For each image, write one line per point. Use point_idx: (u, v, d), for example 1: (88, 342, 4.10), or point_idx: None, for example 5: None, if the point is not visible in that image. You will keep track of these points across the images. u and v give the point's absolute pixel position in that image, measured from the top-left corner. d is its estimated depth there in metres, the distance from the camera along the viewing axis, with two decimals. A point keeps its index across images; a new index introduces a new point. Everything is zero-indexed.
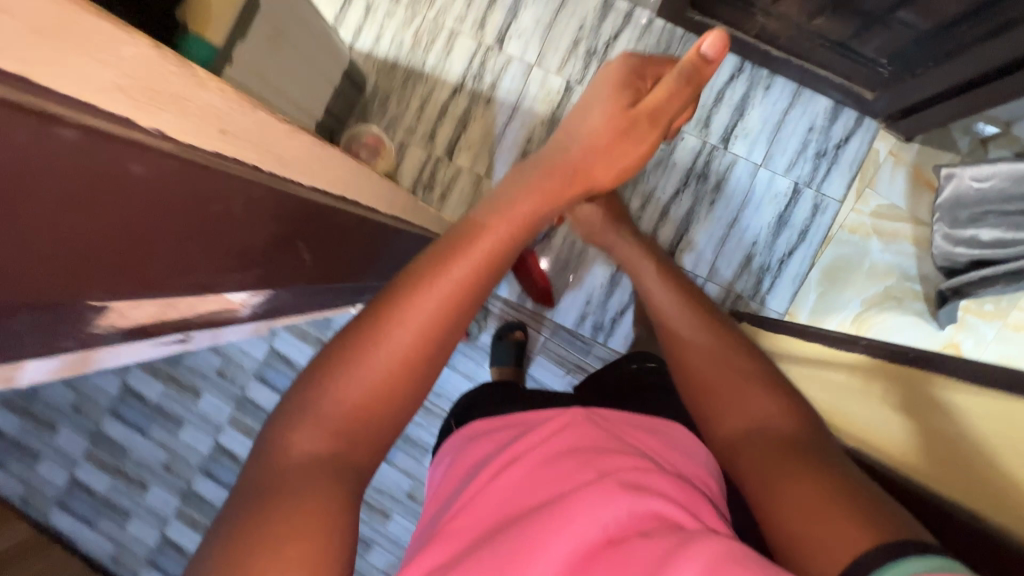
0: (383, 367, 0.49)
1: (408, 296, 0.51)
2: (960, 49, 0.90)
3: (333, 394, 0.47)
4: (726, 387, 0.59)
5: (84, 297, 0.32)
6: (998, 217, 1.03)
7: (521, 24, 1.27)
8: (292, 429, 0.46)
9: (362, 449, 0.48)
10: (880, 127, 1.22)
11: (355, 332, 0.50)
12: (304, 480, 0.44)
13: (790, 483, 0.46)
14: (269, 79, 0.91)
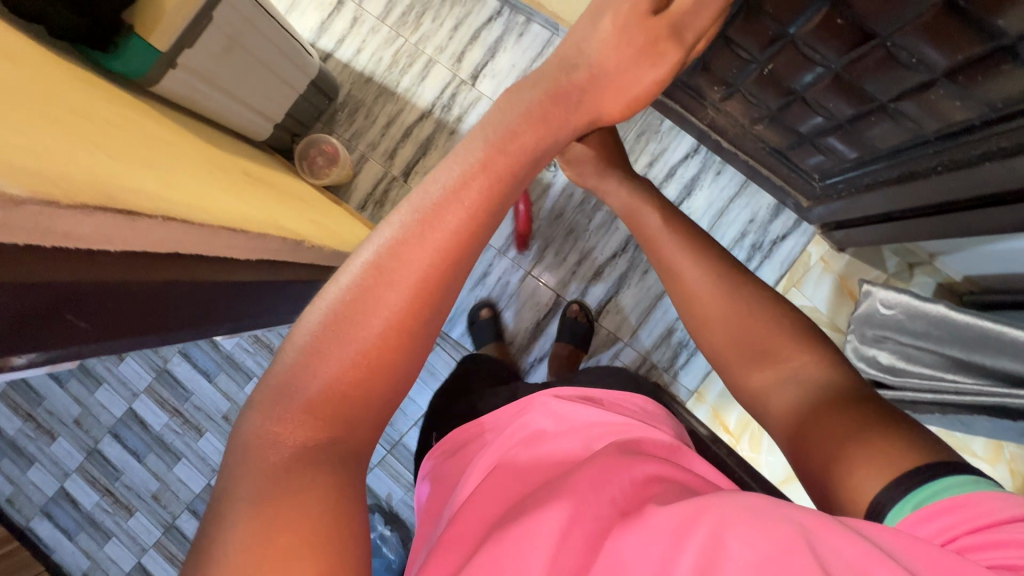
0: (372, 339, 0.43)
1: (393, 265, 0.45)
2: (874, 183, 0.93)
3: (320, 372, 0.42)
4: (757, 345, 0.62)
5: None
6: (895, 345, 1.05)
7: (497, 65, 1.30)
8: (279, 416, 0.41)
9: (365, 427, 0.43)
10: (816, 232, 1.26)
11: (339, 301, 0.44)
12: (311, 463, 0.40)
13: (826, 436, 0.53)
14: (219, 82, 0.94)
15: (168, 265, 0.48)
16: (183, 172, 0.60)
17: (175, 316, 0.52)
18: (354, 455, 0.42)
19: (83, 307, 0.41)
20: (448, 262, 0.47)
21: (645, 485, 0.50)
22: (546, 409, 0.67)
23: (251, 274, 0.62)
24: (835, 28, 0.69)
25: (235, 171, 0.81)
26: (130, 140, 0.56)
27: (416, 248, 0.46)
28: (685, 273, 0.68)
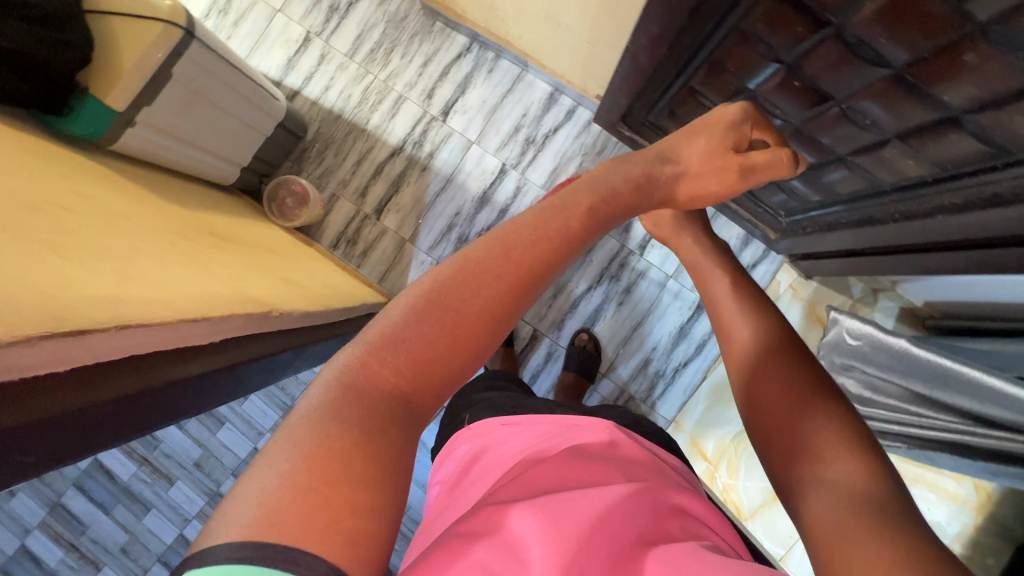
0: (468, 318, 0.42)
1: (501, 260, 0.45)
2: (835, 224, 0.97)
3: (416, 339, 0.40)
4: (792, 418, 0.49)
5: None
6: (861, 374, 1.08)
7: (468, 101, 1.30)
8: (369, 357, 0.39)
9: (429, 403, 0.41)
10: (783, 261, 1.31)
11: (445, 277, 0.43)
12: (376, 424, 0.37)
13: (858, 549, 0.37)
14: (183, 134, 0.93)
15: (124, 370, 0.47)
16: (143, 252, 0.58)
17: (140, 424, 0.49)
18: (414, 422, 0.39)
19: (39, 439, 0.40)
20: (541, 265, 0.46)
21: (668, 516, 0.51)
22: (598, 424, 0.64)
23: (226, 359, 0.61)
24: (792, 88, 0.71)
25: (199, 231, 0.79)
26: (86, 225, 0.55)
27: (530, 244, 0.46)
28: (738, 339, 0.59)
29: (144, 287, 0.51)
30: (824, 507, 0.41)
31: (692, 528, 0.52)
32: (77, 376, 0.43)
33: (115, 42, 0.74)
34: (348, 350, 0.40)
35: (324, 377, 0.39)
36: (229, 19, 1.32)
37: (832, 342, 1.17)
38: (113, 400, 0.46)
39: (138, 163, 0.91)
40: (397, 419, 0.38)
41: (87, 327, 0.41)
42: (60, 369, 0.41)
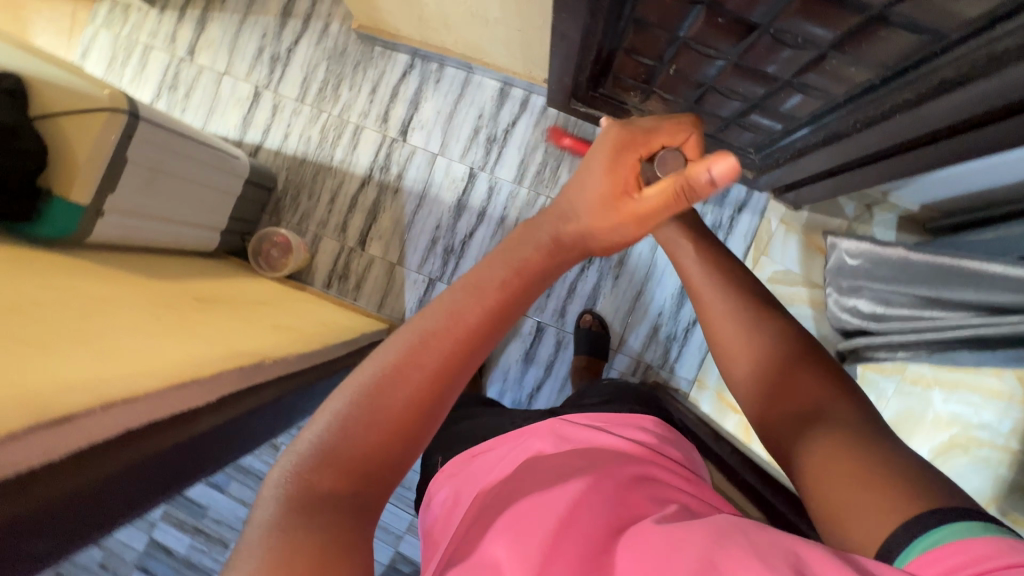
0: (402, 408, 0.41)
1: (421, 345, 0.43)
2: (805, 150, 0.95)
3: (356, 432, 0.40)
4: (755, 359, 0.49)
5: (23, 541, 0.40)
6: (870, 292, 1.06)
7: (423, 115, 1.31)
8: (310, 468, 0.39)
9: (380, 483, 0.40)
10: (769, 198, 1.29)
11: (375, 366, 0.43)
12: (323, 521, 0.36)
13: (845, 492, 0.38)
14: (153, 213, 0.96)
15: (131, 440, 0.50)
16: (124, 331, 0.60)
17: (150, 492, 0.52)
18: (364, 511, 0.39)
19: (45, 532, 0.42)
20: (469, 337, 0.45)
21: (630, 489, 0.47)
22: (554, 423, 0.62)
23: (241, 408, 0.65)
24: (719, 26, 0.71)
25: (184, 300, 0.81)
26: (65, 317, 0.57)
27: (450, 326, 0.44)
28: (715, 320, 0.54)
29: (122, 365, 0.53)
30: (803, 437, 0.43)
31: (663, 493, 0.48)
32: (85, 455, 0.46)
33: (68, 140, 0.78)
34: (285, 466, 0.39)
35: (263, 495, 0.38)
36: (179, 93, 1.35)
37: (835, 266, 1.16)
38: (122, 471, 0.48)
39: (116, 249, 0.94)
40: (344, 524, 0.37)
41: (52, 420, 0.43)
42: (59, 457, 0.44)
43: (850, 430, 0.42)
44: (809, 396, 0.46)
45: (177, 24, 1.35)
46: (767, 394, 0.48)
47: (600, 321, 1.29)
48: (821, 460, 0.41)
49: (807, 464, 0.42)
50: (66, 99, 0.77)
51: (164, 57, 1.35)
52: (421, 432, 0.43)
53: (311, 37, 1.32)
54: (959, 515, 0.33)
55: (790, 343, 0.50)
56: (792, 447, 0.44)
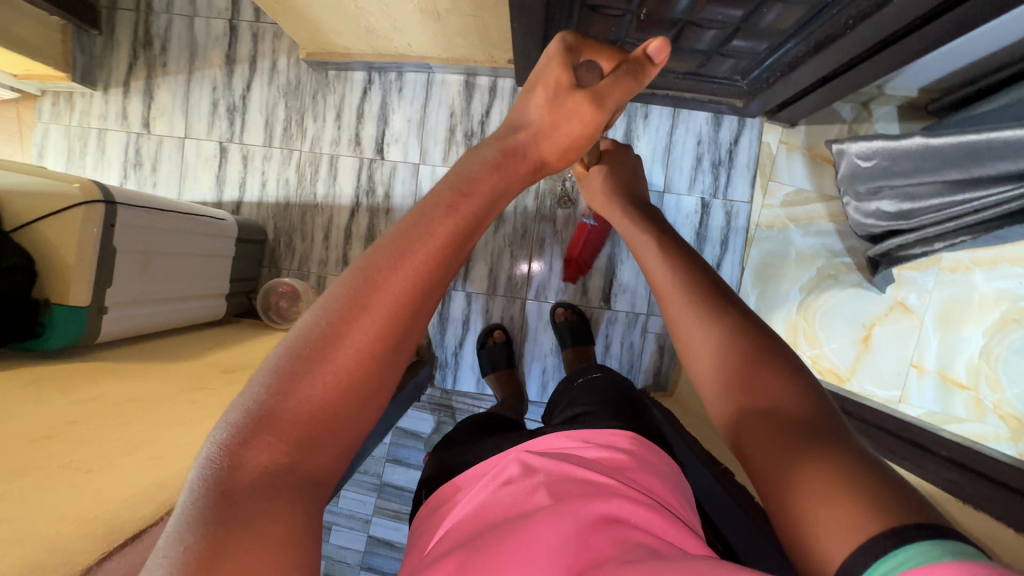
0: (343, 373, 0.37)
1: (363, 299, 0.38)
2: (797, 64, 0.91)
3: (292, 397, 0.35)
4: (737, 376, 0.44)
5: None
6: (892, 190, 1.02)
7: (395, 128, 1.27)
8: (241, 439, 0.34)
9: (325, 459, 0.36)
10: (763, 121, 1.24)
11: (316, 323, 0.38)
12: (261, 505, 0.32)
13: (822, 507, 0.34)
14: (155, 296, 0.92)
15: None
16: (167, 425, 0.58)
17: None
18: (311, 488, 0.35)
19: None
20: (418, 289, 0.39)
21: (595, 531, 0.43)
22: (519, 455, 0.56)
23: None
24: None
25: (211, 375, 0.78)
26: (103, 427, 0.54)
27: (388, 278, 0.39)
28: (690, 336, 0.48)
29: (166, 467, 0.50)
30: (795, 463, 0.37)
31: (631, 535, 0.43)
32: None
33: (53, 245, 0.75)
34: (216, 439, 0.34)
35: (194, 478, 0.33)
36: (146, 169, 1.32)
37: (847, 174, 1.09)
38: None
39: (126, 341, 0.91)
40: (293, 495, 0.34)
41: (106, 551, 0.40)
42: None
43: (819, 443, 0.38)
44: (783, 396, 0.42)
45: (124, 99, 1.30)
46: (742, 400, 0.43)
47: (573, 309, 1.26)
48: (801, 481, 0.36)
49: (796, 489, 0.36)
50: (40, 203, 0.74)
51: (121, 136, 1.31)
52: (359, 411, 0.38)
53: (261, 79, 1.28)
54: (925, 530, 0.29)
55: (757, 344, 0.45)
56: (778, 469, 0.38)
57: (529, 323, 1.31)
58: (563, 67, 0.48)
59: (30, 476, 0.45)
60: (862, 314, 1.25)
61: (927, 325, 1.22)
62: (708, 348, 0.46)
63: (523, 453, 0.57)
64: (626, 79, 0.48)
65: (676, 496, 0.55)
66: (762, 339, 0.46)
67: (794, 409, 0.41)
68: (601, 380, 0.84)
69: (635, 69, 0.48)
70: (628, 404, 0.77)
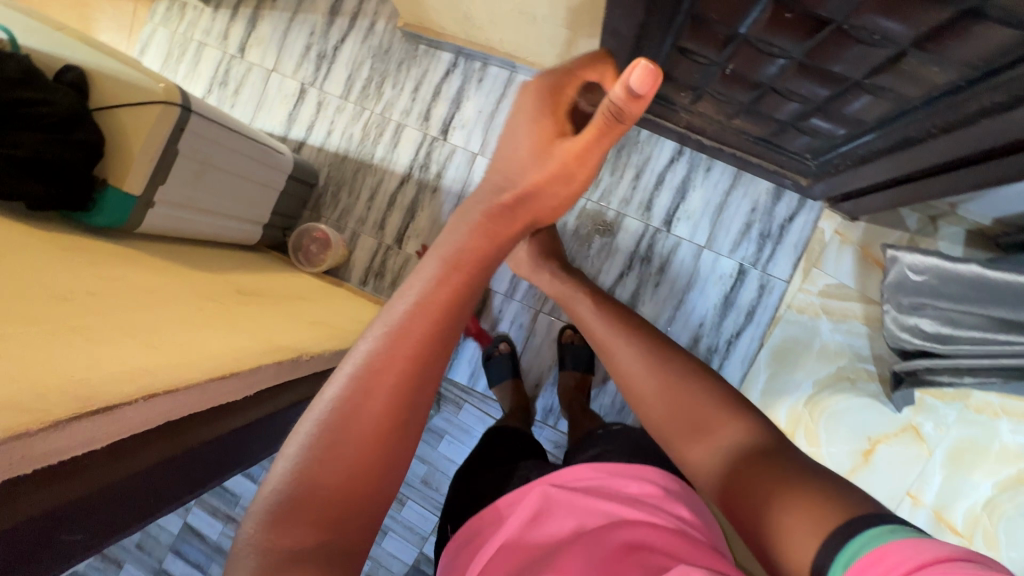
0: (366, 438, 0.41)
1: (388, 353, 0.42)
2: (871, 157, 0.90)
3: (316, 481, 0.40)
4: (668, 397, 0.52)
5: (59, 533, 0.44)
6: (936, 310, 0.98)
7: (464, 114, 1.30)
8: (274, 527, 0.39)
9: (355, 532, 0.41)
10: (823, 207, 1.22)
11: (347, 389, 0.41)
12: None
13: (784, 507, 0.40)
14: (199, 204, 0.97)
15: (154, 440, 0.52)
16: (170, 322, 0.61)
17: (184, 487, 0.57)
18: (341, 560, 0.40)
19: (88, 517, 0.46)
20: (438, 336, 0.44)
21: (619, 562, 0.48)
22: (537, 493, 0.62)
23: (252, 415, 0.66)
24: (785, 21, 0.67)
25: (225, 292, 0.82)
26: (114, 305, 0.58)
27: (409, 334, 0.43)
28: (624, 364, 0.57)
29: (156, 358, 0.53)
30: (734, 463, 0.46)
31: (654, 562, 0.48)
32: (109, 453, 0.48)
33: (124, 132, 0.80)
34: (250, 525, 0.40)
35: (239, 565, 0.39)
36: (229, 89, 1.39)
37: (895, 282, 1.05)
38: (143, 471, 0.50)
39: (159, 239, 0.96)
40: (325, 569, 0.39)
41: (77, 413, 0.43)
42: (83, 452, 0.46)
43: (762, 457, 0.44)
44: (716, 418, 0.49)
45: (229, 22, 1.38)
46: (682, 436, 0.51)
47: (581, 334, 1.27)
48: (742, 474, 0.44)
49: (742, 487, 0.44)
50: (123, 91, 0.79)
51: (216, 54, 1.39)
52: (388, 466, 0.43)
53: (356, 36, 1.33)
54: (880, 520, 0.36)
55: (681, 367, 0.54)
56: (726, 472, 0.46)
57: (538, 333, 1.31)
58: (558, 117, 0.51)
59: (35, 327, 0.48)
60: (870, 427, 1.19)
61: (935, 459, 1.16)
62: (635, 369, 0.56)
63: (547, 487, 0.62)
64: (600, 129, 0.47)
65: (704, 520, 0.61)
66: (685, 362, 0.55)
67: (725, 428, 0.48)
68: (620, 431, 0.82)
69: (619, 105, 0.46)
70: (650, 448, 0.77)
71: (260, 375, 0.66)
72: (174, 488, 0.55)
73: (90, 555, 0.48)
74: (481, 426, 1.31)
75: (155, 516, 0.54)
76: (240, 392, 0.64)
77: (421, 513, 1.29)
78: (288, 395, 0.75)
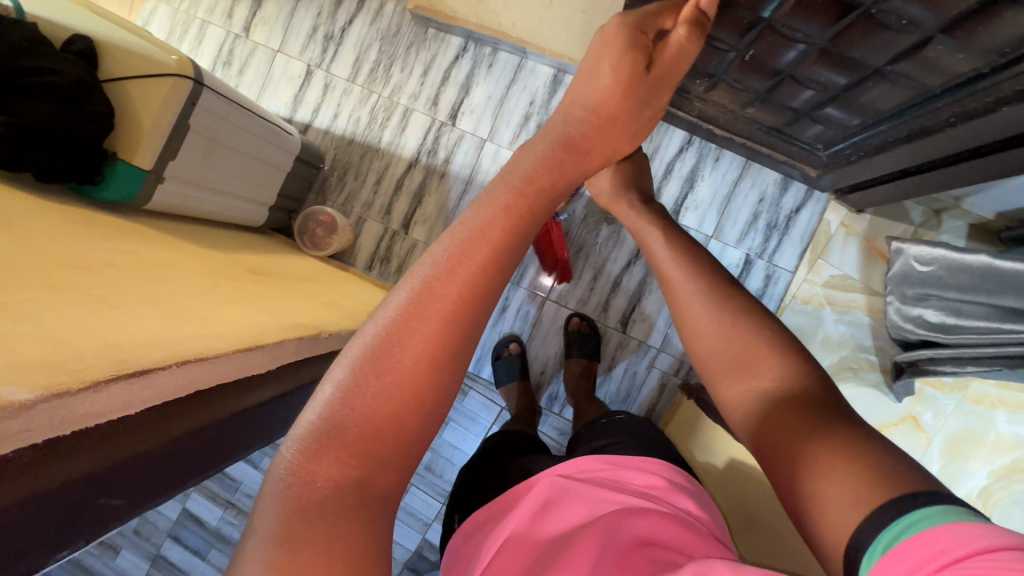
0: (403, 380, 0.41)
1: (428, 299, 0.42)
2: (883, 146, 0.91)
3: (352, 416, 0.40)
4: (729, 347, 0.52)
5: (89, 506, 0.44)
6: (940, 301, 1.00)
7: (473, 99, 1.29)
8: (310, 457, 0.39)
9: (387, 477, 0.41)
10: (829, 198, 1.23)
11: (385, 331, 0.42)
12: (328, 518, 0.37)
13: (831, 480, 0.40)
14: (207, 182, 0.95)
15: (187, 412, 0.52)
16: (190, 297, 0.60)
17: (205, 463, 0.56)
18: (373, 501, 0.39)
19: (120, 489, 0.46)
20: (481, 286, 0.44)
21: (629, 555, 0.48)
22: (547, 479, 0.61)
23: (272, 389, 0.65)
24: (812, 5, 0.67)
25: (238, 271, 0.81)
26: (134, 277, 0.57)
27: (450, 281, 0.43)
28: (688, 311, 0.56)
29: (181, 330, 0.52)
30: (784, 421, 0.46)
31: (662, 558, 0.48)
32: (143, 422, 0.47)
33: (134, 105, 0.78)
34: (289, 450, 0.40)
35: (273, 491, 0.39)
36: (233, 69, 1.37)
37: (898, 275, 1.07)
38: (175, 441, 0.50)
39: (168, 216, 0.94)
40: (357, 510, 0.38)
41: (116, 374, 0.42)
42: (116, 418, 0.45)
43: (805, 411, 0.45)
44: (776, 373, 0.49)
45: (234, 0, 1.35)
46: (727, 377, 0.51)
47: (588, 322, 1.27)
48: (792, 433, 0.45)
49: (789, 446, 0.44)
50: (135, 63, 0.77)
51: (220, 33, 1.36)
52: (426, 416, 0.42)
53: (365, 17, 1.32)
54: (930, 500, 0.35)
55: (744, 318, 0.53)
56: (775, 430, 0.46)
57: (545, 321, 1.31)
58: (637, 50, 0.55)
59: (60, 294, 0.47)
60: (870, 416, 1.21)
61: (933, 448, 1.19)
62: (698, 317, 0.55)
63: (556, 475, 0.61)
64: (685, 41, 0.55)
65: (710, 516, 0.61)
66: (749, 314, 0.54)
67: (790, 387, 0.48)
68: (624, 421, 0.83)
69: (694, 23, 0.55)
70: (659, 442, 0.78)
71: (281, 353, 0.65)
72: (198, 465, 0.55)
73: (115, 526, 0.48)
74: (486, 414, 1.31)
75: (175, 493, 0.54)
76: (263, 370, 0.63)
77: (425, 500, 1.29)
78: (305, 374, 0.74)
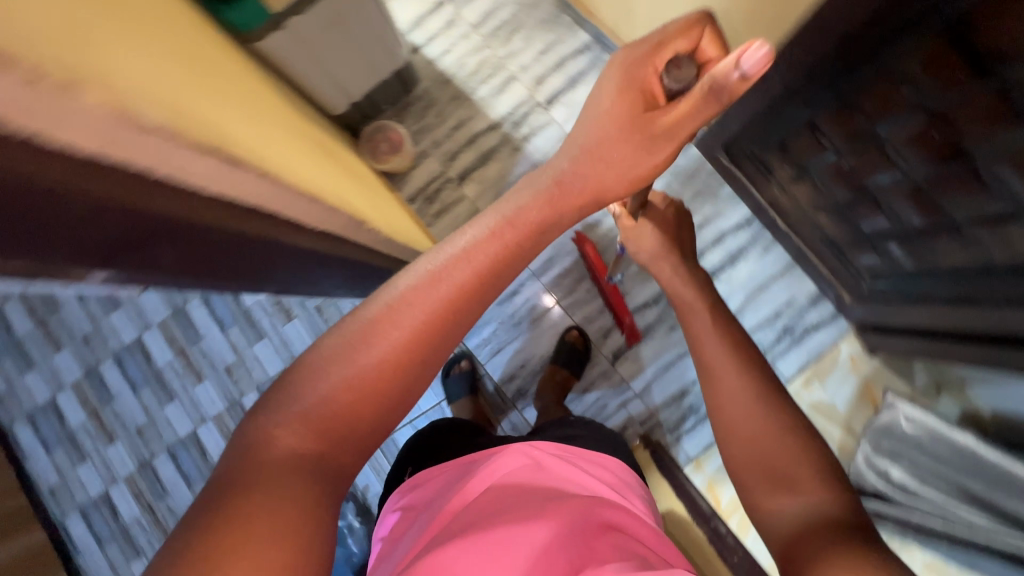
0: (369, 371, 0.48)
1: (405, 305, 0.51)
2: (925, 299, 0.93)
3: (318, 396, 0.46)
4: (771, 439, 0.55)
5: (145, 258, 0.43)
6: (909, 461, 1.02)
7: (575, 95, 1.32)
8: (277, 424, 0.45)
9: (343, 454, 0.47)
10: (848, 330, 1.26)
11: (364, 326, 0.50)
12: (286, 477, 0.42)
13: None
14: (314, 50, 0.98)
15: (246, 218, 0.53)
16: (274, 135, 0.62)
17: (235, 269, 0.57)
18: (328, 475, 0.45)
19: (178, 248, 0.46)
20: (455, 304, 0.52)
21: (596, 537, 0.52)
22: (515, 452, 0.64)
23: (297, 248, 0.66)
24: (927, 140, 0.70)
25: (310, 139, 0.82)
26: (236, 93, 0.59)
27: (430, 289, 0.51)
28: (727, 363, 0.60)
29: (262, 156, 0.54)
30: (813, 535, 0.47)
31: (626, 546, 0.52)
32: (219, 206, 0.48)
33: None
34: (255, 423, 0.45)
35: (229, 457, 0.44)
36: None
37: (881, 426, 1.09)
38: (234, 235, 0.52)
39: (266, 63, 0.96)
40: (312, 477, 0.43)
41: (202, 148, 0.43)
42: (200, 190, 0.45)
43: (840, 531, 0.46)
44: (813, 485, 0.51)
45: None
46: (761, 485, 0.54)
47: (584, 339, 1.29)
48: (819, 547, 0.46)
49: (813, 557, 0.45)
50: None
51: None
52: (386, 404, 0.49)
53: None
54: None
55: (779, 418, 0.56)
56: (799, 540, 0.48)
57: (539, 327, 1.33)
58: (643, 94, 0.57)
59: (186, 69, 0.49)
60: None
61: None
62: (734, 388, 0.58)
63: (529, 449, 0.65)
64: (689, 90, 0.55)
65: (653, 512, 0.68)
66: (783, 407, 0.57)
67: (828, 507, 0.49)
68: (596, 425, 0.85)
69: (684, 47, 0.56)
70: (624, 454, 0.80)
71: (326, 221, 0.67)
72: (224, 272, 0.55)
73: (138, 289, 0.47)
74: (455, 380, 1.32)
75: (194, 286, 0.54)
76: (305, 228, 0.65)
77: None
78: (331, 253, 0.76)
